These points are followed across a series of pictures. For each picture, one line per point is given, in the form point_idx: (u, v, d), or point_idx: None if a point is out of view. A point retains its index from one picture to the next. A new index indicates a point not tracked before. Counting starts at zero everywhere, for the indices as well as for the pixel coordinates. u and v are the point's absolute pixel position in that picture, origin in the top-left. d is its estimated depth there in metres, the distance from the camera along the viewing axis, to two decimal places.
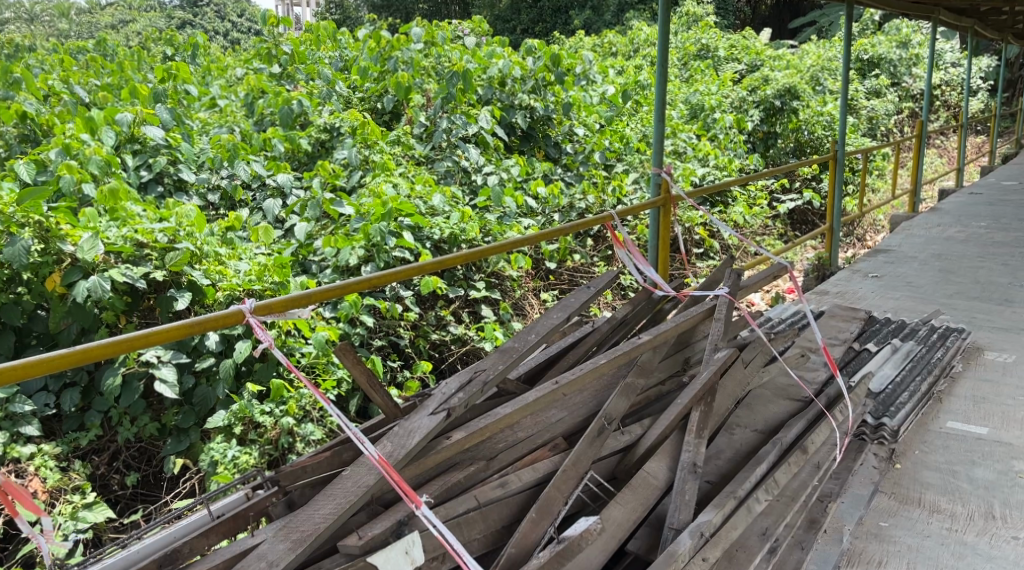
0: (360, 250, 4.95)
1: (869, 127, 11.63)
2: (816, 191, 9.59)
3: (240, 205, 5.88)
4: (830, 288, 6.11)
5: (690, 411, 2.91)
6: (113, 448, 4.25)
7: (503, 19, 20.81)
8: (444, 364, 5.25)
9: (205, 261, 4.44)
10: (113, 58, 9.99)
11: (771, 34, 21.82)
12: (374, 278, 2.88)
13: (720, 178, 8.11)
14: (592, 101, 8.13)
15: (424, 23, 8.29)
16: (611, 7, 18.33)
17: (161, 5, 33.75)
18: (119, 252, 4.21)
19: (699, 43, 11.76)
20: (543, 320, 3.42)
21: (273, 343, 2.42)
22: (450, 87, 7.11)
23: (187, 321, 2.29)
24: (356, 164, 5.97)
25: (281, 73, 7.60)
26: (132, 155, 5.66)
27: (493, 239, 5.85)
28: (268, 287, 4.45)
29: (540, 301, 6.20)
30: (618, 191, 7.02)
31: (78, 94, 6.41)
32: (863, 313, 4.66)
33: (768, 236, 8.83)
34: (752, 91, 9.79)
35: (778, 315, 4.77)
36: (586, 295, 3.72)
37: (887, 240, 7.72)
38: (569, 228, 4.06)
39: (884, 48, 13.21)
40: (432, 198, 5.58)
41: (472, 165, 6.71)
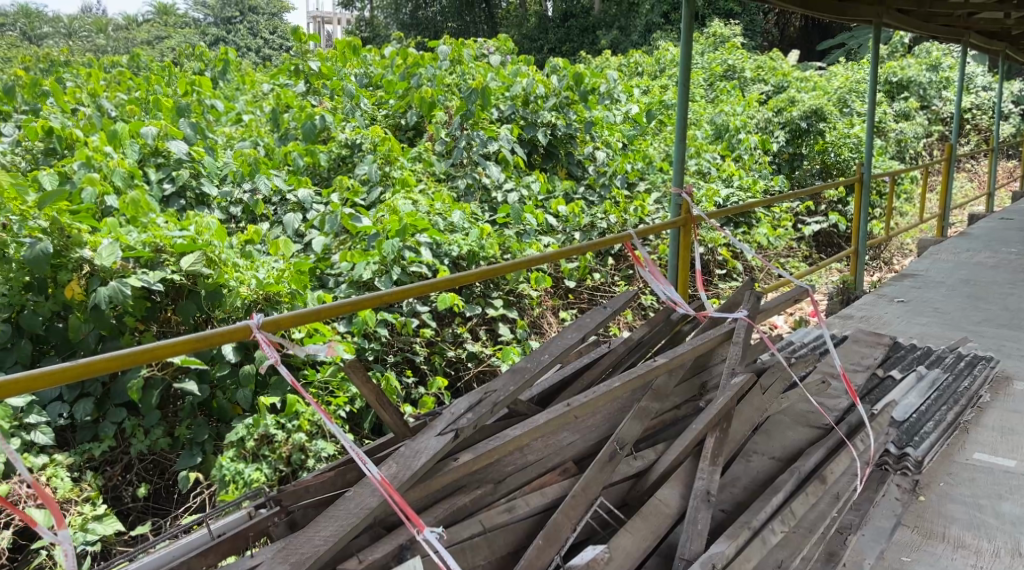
0: (377, 265, 4.91)
1: (897, 150, 11.59)
2: (842, 213, 9.48)
3: (261, 219, 5.89)
4: (855, 313, 6.00)
5: (705, 437, 2.82)
6: (126, 460, 4.20)
7: (531, 39, 21.26)
8: (459, 383, 5.20)
9: (222, 265, 4.24)
10: (146, 73, 10.14)
11: (799, 55, 21.73)
12: (386, 294, 2.83)
13: (744, 199, 8.03)
14: (615, 120, 8.10)
15: (450, 40, 8.30)
16: (638, 27, 18.34)
17: (195, 22, 34.54)
18: (136, 258, 4.16)
19: (725, 64, 11.72)
20: (556, 340, 3.36)
21: (280, 360, 2.40)
22: (470, 105, 7.09)
23: (194, 335, 2.22)
24: (375, 179, 5.96)
25: (307, 89, 7.62)
26: (156, 169, 5.68)
27: (512, 257, 5.81)
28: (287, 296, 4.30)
29: (559, 319, 6.16)
30: (640, 211, 6.99)
31: (105, 108, 6.47)
32: (888, 338, 4.56)
33: (793, 258, 8.73)
34: (778, 112, 9.70)
35: (800, 339, 4.70)
36: (602, 315, 3.64)
37: (914, 264, 7.59)
38: (586, 247, 3.98)
39: (913, 70, 13.06)
40: (451, 215, 5.57)
41: (493, 183, 6.69)
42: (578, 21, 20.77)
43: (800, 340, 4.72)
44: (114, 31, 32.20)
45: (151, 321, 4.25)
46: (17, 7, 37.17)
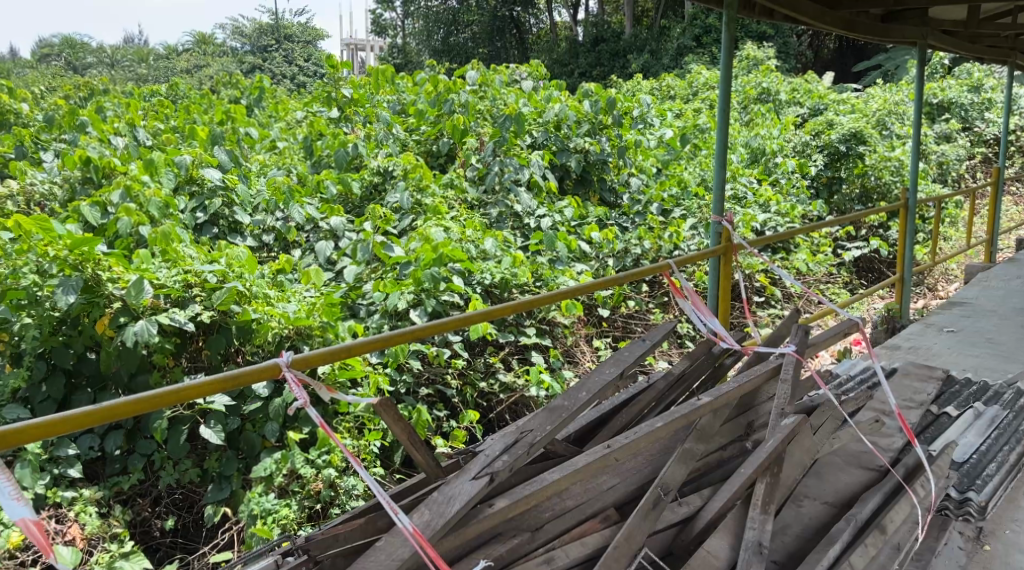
0: (409, 295, 4.76)
1: (938, 173, 11.35)
2: (883, 238, 9.25)
3: (293, 246, 5.85)
4: (902, 343, 5.83)
5: (754, 482, 2.67)
6: (155, 492, 4.03)
7: (562, 63, 21.51)
8: (491, 414, 5.06)
9: (253, 301, 4.06)
10: (183, 102, 10.21)
11: (833, 78, 21.50)
12: (419, 330, 2.72)
13: (783, 225, 7.86)
14: (649, 144, 7.98)
15: (482, 66, 8.23)
16: (670, 51, 18.21)
17: (233, 51, 35.22)
18: (168, 295, 3.96)
19: (759, 86, 11.43)
20: (594, 376, 3.22)
21: (307, 402, 2.25)
22: (503, 131, 7.02)
23: (219, 376, 2.17)
24: (407, 208, 5.87)
25: (341, 117, 7.58)
26: (189, 198, 5.65)
27: (545, 285, 5.68)
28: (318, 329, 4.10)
29: (593, 348, 6.01)
30: (675, 237, 6.86)
31: (141, 136, 6.46)
32: (941, 371, 4.42)
33: (833, 284, 8.51)
34: (816, 135, 9.50)
35: (846, 372, 4.56)
36: (641, 348, 3.51)
37: (963, 292, 7.34)
38: (623, 277, 3.88)
39: (954, 92, 12.80)
40: (484, 242, 5.49)
41: (525, 210, 6.61)
42: (608, 45, 20.81)
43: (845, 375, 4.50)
44: (155, 61, 32.89)
45: (181, 356, 4.07)
46: (61, 39, 38.15)
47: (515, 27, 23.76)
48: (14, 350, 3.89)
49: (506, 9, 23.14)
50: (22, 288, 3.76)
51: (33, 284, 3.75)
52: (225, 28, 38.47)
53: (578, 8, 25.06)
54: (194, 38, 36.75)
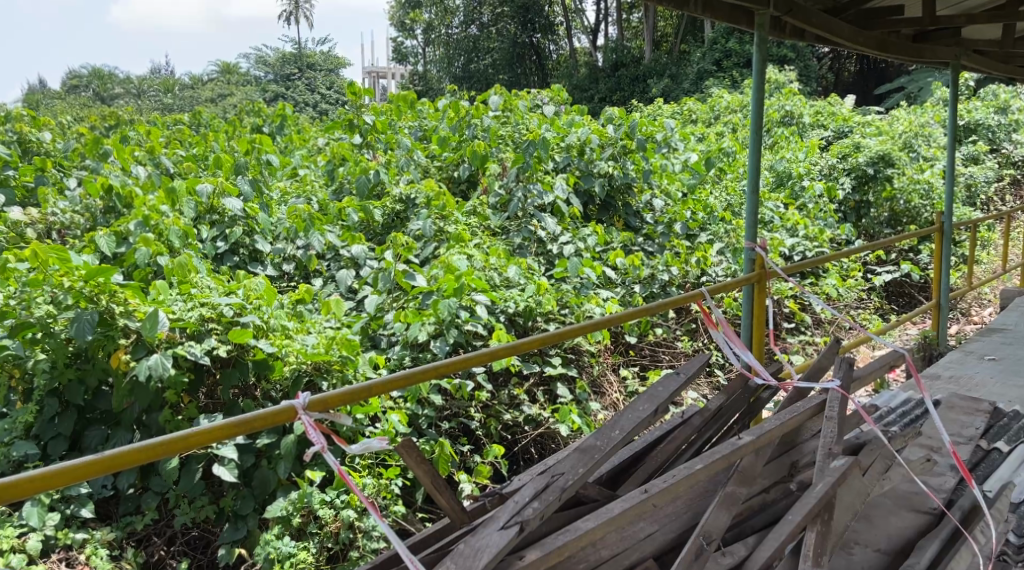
0: (430, 326, 4.55)
1: (967, 196, 11.16)
2: (914, 262, 9.03)
3: (314, 275, 5.75)
4: (942, 372, 5.67)
5: (804, 530, 2.50)
6: (170, 532, 3.89)
7: (581, 88, 21.62)
8: (516, 447, 4.90)
9: (272, 334, 3.94)
10: (206, 129, 10.21)
11: (855, 100, 21.33)
12: (445, 366, 2.59)
13: (812, 250, 7.69)
14: (674, 168, 7.83)
15: (503, 92, 8.12)
16: (690, 75, 18.11)
17: (256, 80, 35.58)
18: (184, 328, 3.77)
19: (782, 109, 11.25)
20: (626, 414, 3.06)
21: (326, 446, 2.11)
22: (527, 157, 6.82)
23: (229, 420, 2.10)
24: (429, 235, 5.71)
25: (362, 143, 7.52)
26: (210, 226, 5.54)
27: (571, 313, 5.54)
28: (336, 364, 3.90)
29: (620, 378, 5.87)
30: (702, 263, 6.73)
31: (163, 165, 6.38)
32: (987, 405, 4.32)
33: (863, 309, 8.30)
34: (843, 158, 9.30)
35: (887, 404, 4.42)
36: (675, 383, 3.36)
37: (1001, 319, 7.12)
38: (655, 308, 3.73)
39: (981, 113, 12.58)
40: (507, 270, 5.39)
41: (548, 235, 6.47)
42: (628, 70, 20.82)
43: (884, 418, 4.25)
44: (179, 91, 33.23)
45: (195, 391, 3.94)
46: (90, 70, 38.77)
47: (535, 53, 23.90)
48: (27, 386, 3.81)
49: (526, 35, 23.25)
50: (36, 321, 3.64)
51: (46, 316, 3.63)
52: (250, 58, 38.95)
53: (597, 33, 25.12)
54: (218, 67, 37.22)
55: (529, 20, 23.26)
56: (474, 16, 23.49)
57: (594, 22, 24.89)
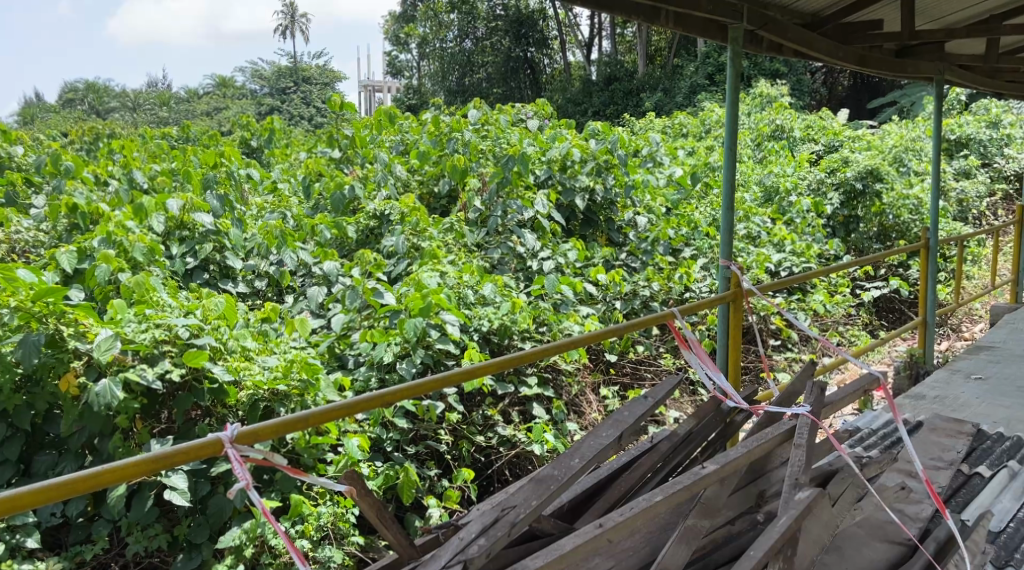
0: (397, 346, 4.44)
1: (958, 211, 11.09)
2: (904, 278, 8.95)
3: (287, 292, 5.63)
4: (927, 391, 5.56)
5: (766, 566, 2.38)
6: (120, 562, 3.75)
7: (575, 102, 21.59)
8: (489, 470, 4.77)
9: (229, 356, 3.84)
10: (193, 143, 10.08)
11: (848, 114, 21.36)
12: (417, 388, 2.48)
13: (799, 265, 7.58)
14: (658, 183, 7.72)
15: (485, 106, 8.01)
16: (682, 89, 18.06)
17: (251, 95, 35.52)
18: (136, 351, 3.62)
19: (773, 123, 11.21)
20: (590, 440, 2.96)
21: (250, 483, 2.02)
22: (506, 171, 6.69)
23: (147, 455, 1.98)
24: (403, 251, 5.58)
25: (341, 157, 7.46)
26: (179, 242, 5.41)
27: (548, 330, 5.43)
28: (295, 389, 3.79)
29: (600, 398, 5.75)
30: (686, 279, 6.64)
31: (136, 180, 6.25)
32: (970, 427, 4.23)
33: (852, 325, 8.19)
34: (831, 173, 9.19)
35: (868, 425, 4.34)
36: (642, 409, 3.23)
37: (989, 336, 7.03)
38: (622, 329, 3.53)
39: (972, 127, 12.52)
40: (482, 287, 5.27)
41: (528, 251, 6.35)
42: (622, 85, 20.79)
43: (863, 442, 4.13)
44: (173, 105, 33.11)
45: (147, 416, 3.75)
46: (85, 84, 38.65)
47: (529, 68, 23.96)
48: None
49: (519, 49, 23.26)
50: None
51: None
52: (246, 71, 38.90)
53: (591, 48, 25.13)
54: (213, 81, 37.18)
55: (523, 34, 23.25)
56: (468, 31, 23.43)
57: (589, 36, 24.87)
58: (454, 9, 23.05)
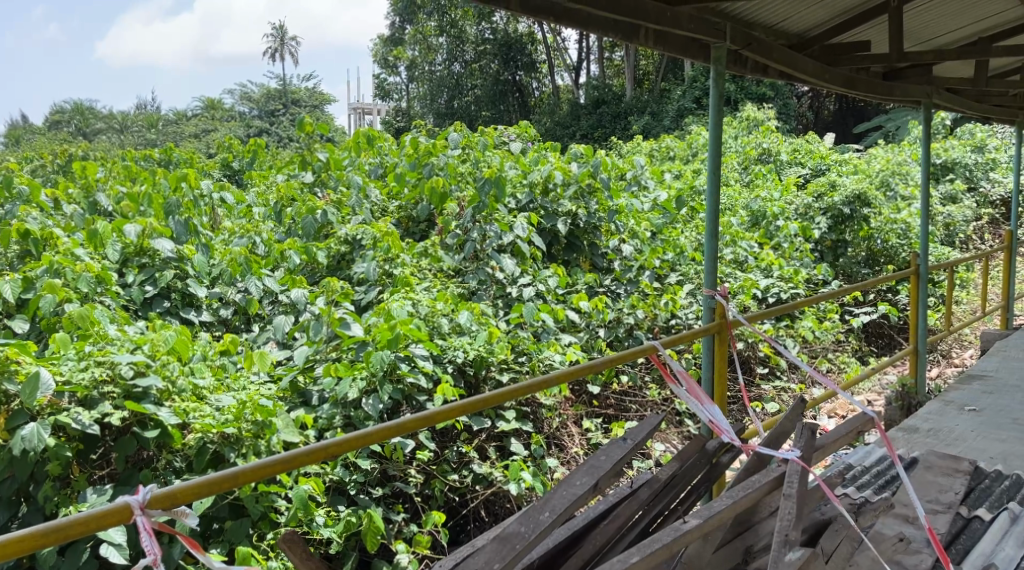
0: (362, 381, 4.18)
1: (945, 235, 10.98)
2: (893, 303, 8.78)
3: (255, 321, 5.40)
4: (920, 424, 5.35)
5: None
6: None
7: (563, 125, 21.45)
8: (463, 510, 4.52)
9: (178, 397, 3.59)
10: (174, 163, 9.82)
11: (834, 139, 21.35)
12: (364, 438, 2.23)
13: (787, 291, 7.36)
14: (643, 208, 7.48)
15: (464, 129, 7.78)
16: (670, 113, 17.98)
17: (238, 117, 35.37)
18: (73, 392, 3.39)
19: (760, 147, 11.10)
20: (561, 491, 2.79)
21: (159, 558, 1.84)
22: (482, 195, 6.43)
23: (35, 529, 1.74)
24: (373, 278, 5.34)
25: (314, 180, 7.24)
26: (138, 270, 5.16)
27: (527, 360, 5.19)
28: (247, 433, 3.53)
29: (582, 431, 5.51)
30: (671, 305, 6.44)
31: (99, 204, 6.01)
32: (968, 464, 4.02)
33: (841, 352, 8.00)
34: (818, 197, 9.02)
35: (860, 462, 4.14)
36: (619, 453, 3.02)
37: (981, 365, 6.84)
38: (600, 364, 3.24)
39: (958, 151, 12.42)
40: (457, 316, 5.03)
41: (507, 277, 6.11)
42: (609, 108, 20.72)
43: (855, 482, 3.91)
44: (160, 129, 33.03)
45: (82, 462, 3.46)
46: (73, 105, 38.31)
47: (517, 91, 23.94)
48: None
49: (508, 73, 23.19)
50: None
51: None
52: (233, 93, 38.77)
53: (579, 72, 25.10)
54: (202, 103, 37.03)
55: (511, 58, 23.19)
56: (457, 54, 23.28)
57: (577, 60, 24.87)
58: (442, 32, 22.91)
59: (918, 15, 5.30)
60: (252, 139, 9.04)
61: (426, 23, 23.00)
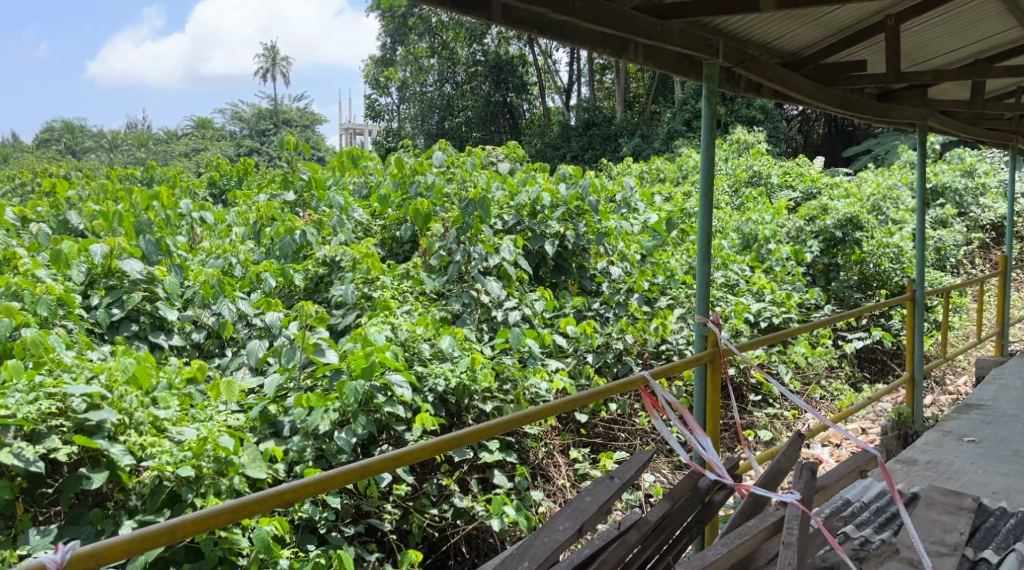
0: (335, 413, 3.96)
1: (937, 260, 10.85)
2: (886, 329, 8.61)
3: (229, 345, 5.18)
4: (919, 456, 5.16)
5: None
6: None
7: (554, 147, 21.37)
8: (443, 546, 4.31)
9: (135, 431, 3.41)
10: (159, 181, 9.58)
11: (824, 162, 21.30)
12: (322, 483, 2.17)
13: (780, 316, 7.18)
14: (632, 230, 7.30)
15: (450, 148, 7.59)
16: (661, 135, 17.92)
17: (229, 137, 35.25)
18: (19, 426, 3.19)
19: (751, 169, 10.99)
20: (542, 537, 2.62)
21: None
22: (466, 216, 6.21)
23: None
24: (351, 302, 5.13)
25: (296, 200, 7.03)
26: (105, 292, 4.95)
27: (511, 387, 4.98)
28: (206, 470, 3.37)
29: (569, 461, 5.28)
30: (662, 330, 6.25)
31: (69, 223, 5.81)
32: (972, 501, 3.82)
33: (835, 379, 7.81)
34: (810, 220, 8.86)
35: (859, 498, 3.94)
36: (607, 493, 2.81)
37: (979, 393, 6.66)
38: (584, 399, 3.11)
39: (948, 175, 12.33)
40: (439, 341, 4.83)
41: (493, 300, 5.91)
42: (600, 130, 20.68)
43: (854, 520, 3.71)
44: (151, 149, 32.86)
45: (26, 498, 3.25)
46: (63, 122, 38.07)
47: (508, 112, 23.88)
48: None
49: (499, 94, 23.18)
50: None
51: None
52: (225, 113, 38.66)
53: (570, 93, 25.03)
54: (193, 122, 36.89)
55: (503, 79, 23.14)
56: (448, 75, 23.19)
57: (568, 83, 24.84)
58: (434, 53, 22.80)
59: (914, 35, 5.17)
60: (240, 158, 8.85)
61: (417, 44, 22.95)
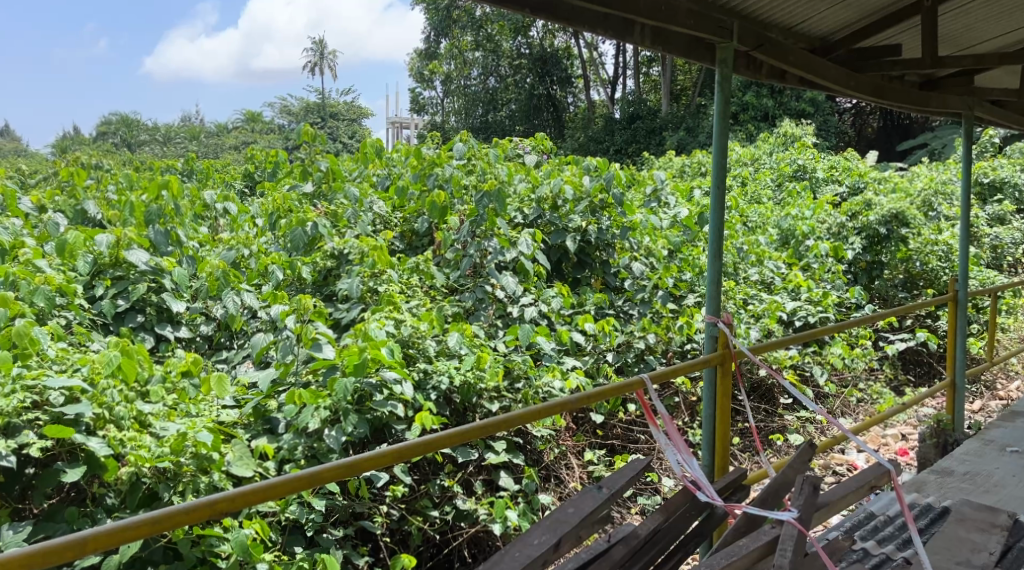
0: (326, 411, 3.82)
1: (991, 258, 10.36)
2: (932, 330, 8.21)
3: (237, 337, 5.09)
4: (956, 466, 4.85)
5: None
6: None
7: (597, 140, 21.07)
8: (445, 549, 4.17)
9: (115, 425, 3.33)
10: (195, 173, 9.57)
11: (878, 156, 20.66)
12: (265, 490, 2.08)
13: (814, 315, 6.86)
14: (661, 225, 7.03)
15: (472, 140, 7.39)
16: (705, 129, 17.69)
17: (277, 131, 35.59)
18: None
19: (795, 163, 10.60)
20: (515, 550, 2.46)
21: None
22: (481, 209, 6.03)
23: None
24: (356, 296, 5.01)
25: (314, 192, 6.90)
26: (110, 283, 4.88)
27: (522, 386, 4.79)
28: (183, 467, 3.29)
29: (583, 462, 5.09)
30: (687, 328, 6.00)
31: (84, 213, 5.78)
32: (1008, 518, 3.52)
33: (874, 382, 7.47)
34: (853, 216, 8.41)
35: (884, 513, 3.66)
36: (592, 504, 2.62)
37: None
38: (575, 401, 2.86)
39: (1008, 170, 11.73)
40: (446, 338, 4.67)
41: (508, 296, 5.72)
42: (644, 124, 20.38)
43: (874, 536, 3.45)
44: (203, 143, 33.31)
45: (5, 494, 3.25)
46: (119, 117, 38.83)
47: (552, 106, 23.63)
48: None
49: (543, 88, 22.98)
50: None
51: None
52: (274, 107, 39.06)
53: (616, 86, 24.64)
54: (243, 116, 37.34)
55: (547, 73, 22.99)
56: (492, 69, 23.00)
57: (613, 75, 24.49)
58: (478, 47, 22.56)
59: (955, 19, 4.85)
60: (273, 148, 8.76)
61: (462, 37, 22.83)
